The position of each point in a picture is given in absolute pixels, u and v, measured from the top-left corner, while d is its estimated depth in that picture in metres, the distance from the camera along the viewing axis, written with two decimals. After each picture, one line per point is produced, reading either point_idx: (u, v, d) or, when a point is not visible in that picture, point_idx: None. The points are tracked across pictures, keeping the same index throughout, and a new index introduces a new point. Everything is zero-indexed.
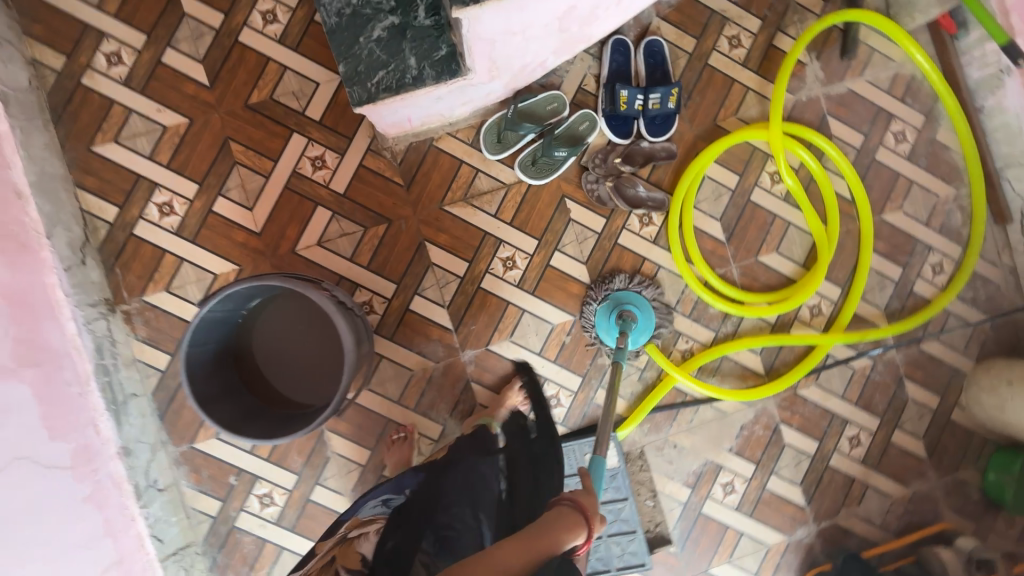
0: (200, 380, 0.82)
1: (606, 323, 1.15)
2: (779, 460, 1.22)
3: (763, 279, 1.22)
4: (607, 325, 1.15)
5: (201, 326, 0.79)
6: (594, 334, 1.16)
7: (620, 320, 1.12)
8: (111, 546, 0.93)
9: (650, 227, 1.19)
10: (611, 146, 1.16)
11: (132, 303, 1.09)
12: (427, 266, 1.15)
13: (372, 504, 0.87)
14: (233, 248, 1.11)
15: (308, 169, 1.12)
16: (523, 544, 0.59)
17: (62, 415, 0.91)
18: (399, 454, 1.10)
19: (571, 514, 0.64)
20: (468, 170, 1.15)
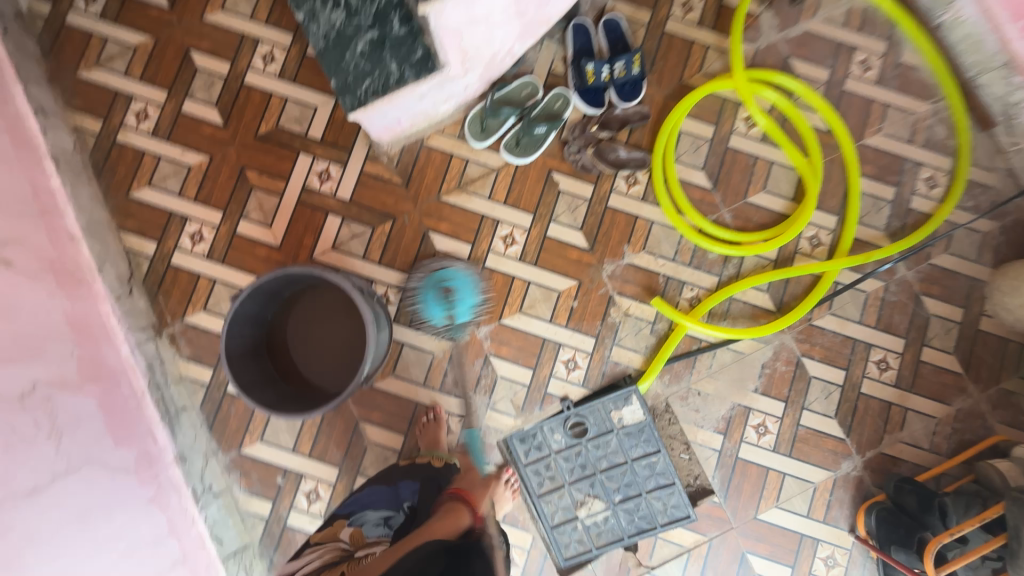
0: (238, 367, 0.90)
1: (433, 307, 1.19)
2: (808, 395, 1.21)
3: (756, 218, 1.25)
4: (433, 306, 1.19)
5: (236, 313, 0.89)
6: (424, 316, 1.20)
7: (443, 297, 1.19)
8: (176, 545, 1.00)
9: (637, 186, 1.25)
10: (587, 118, 1.24)
11: (176, 326, 1.18)
12: (434, 254, 1.23)
13: (375, 523, 0.95)
14: (259, 263, 1.22)
15: (316, 183, 1.24)
16: (424, 530, 0.80)
17: (125, 424, 1.01)
18: (430, 435, 1.14)
19: (459, 504, 0.88)
20: (458, 161, 1.24)
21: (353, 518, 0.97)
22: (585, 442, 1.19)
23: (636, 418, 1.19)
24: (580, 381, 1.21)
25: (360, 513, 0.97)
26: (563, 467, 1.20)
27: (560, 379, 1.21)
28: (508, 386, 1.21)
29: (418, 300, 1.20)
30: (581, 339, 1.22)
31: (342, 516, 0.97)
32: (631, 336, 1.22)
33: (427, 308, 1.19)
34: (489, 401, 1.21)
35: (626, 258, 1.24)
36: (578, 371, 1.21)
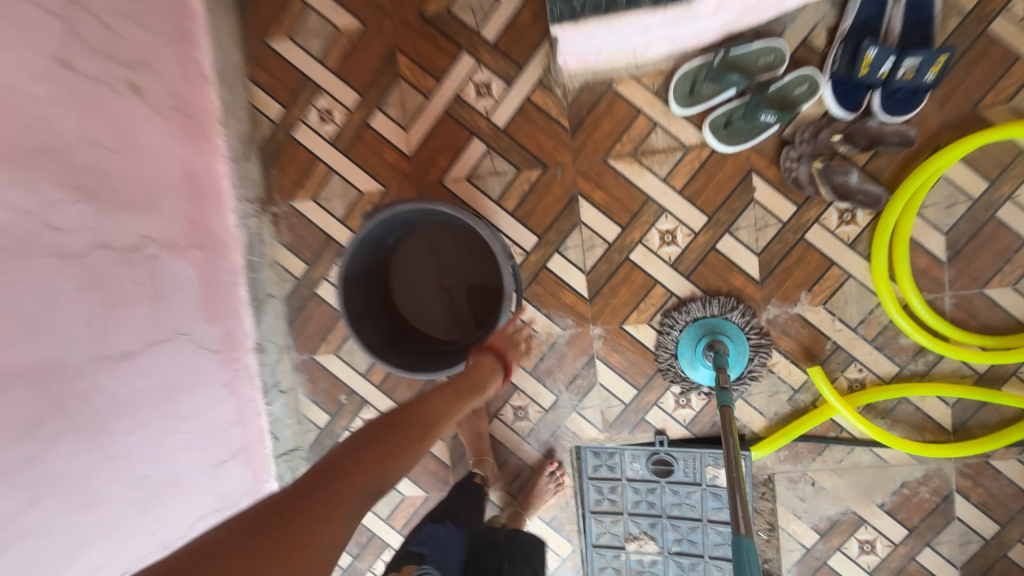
0: (348, 294, 0.84)
1: (693, 360, 1.01)
2: (940, 533, 1.02)
3: (983, 316, 0.97)
4: (698, 358, 1.01)
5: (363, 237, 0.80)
6: (674, 361, 1.03)
7: (710, 351, 0.98)
8: (240, 434, 0.97)
9: (850, 226, 0.98)
10: (828, 120, 0.95)
11: (281, 207, 1.08)
12: (576, 223, 1.03)
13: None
14: (383, 167, 1.07)
15: (472, 95, 1.03)
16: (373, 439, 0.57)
17: (218, 300, 0.94)
18: (470, 426, 1.06)
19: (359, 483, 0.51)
20: (644, 123, 1.00)
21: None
22: (664, 483, 1.07)
23: None
24: (685, 421, 1.06)
25: (422, 564, 0.74)
26: (629, 497, 1.09)
27: (664, 410, 1.06)
28: (603, 396, 1.07)
29: (675, 344, 1.02)
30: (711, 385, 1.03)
31: (411, 561, 0.74)
32: (763, 396, 1.03)
33: (684, 356, 1.02)
34: (577, 403, 1.08)
35: (798, 308, 1.00)
36: (686, 410, 1.05)
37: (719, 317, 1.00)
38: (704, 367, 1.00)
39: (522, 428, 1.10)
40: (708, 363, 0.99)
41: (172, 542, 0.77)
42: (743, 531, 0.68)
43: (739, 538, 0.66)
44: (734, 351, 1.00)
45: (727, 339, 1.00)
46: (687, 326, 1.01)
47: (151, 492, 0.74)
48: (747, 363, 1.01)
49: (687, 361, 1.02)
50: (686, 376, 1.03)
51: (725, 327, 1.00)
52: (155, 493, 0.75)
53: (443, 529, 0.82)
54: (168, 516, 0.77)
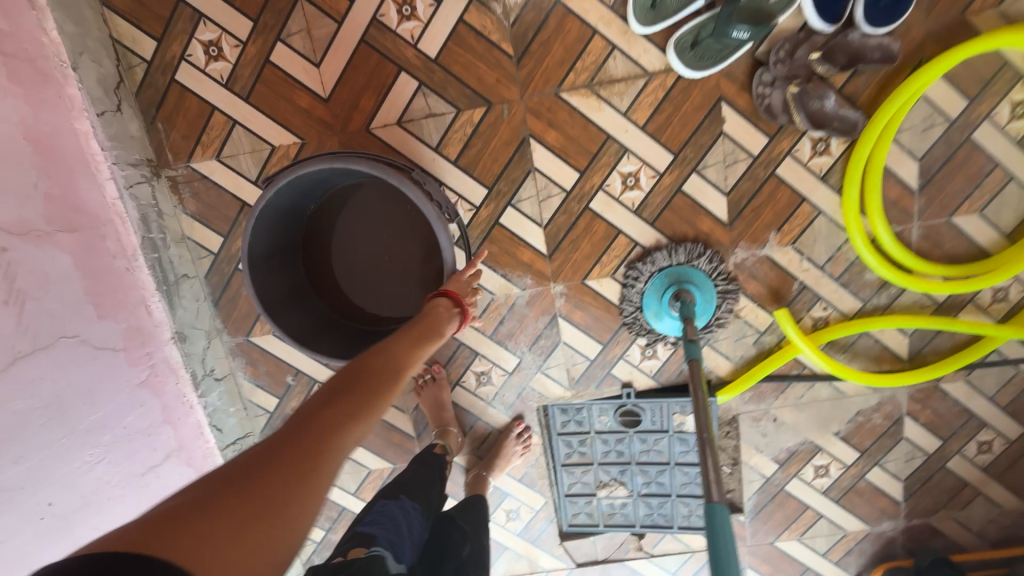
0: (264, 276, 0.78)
1: (659, 310, 0.96)
2: (888, 452, 1.08)
3: (947, 246, 0.95)
4: (665, 309, 0.96)
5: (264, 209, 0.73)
6: (640, 313, 0.97)
7: (676, 302, 0.93)
8: (172, 434, 0.89)
9: (824, 157, 0.90)
10: (806, 35, 0.83)
11: (178, 170, 0.90)
12: (528, 170, 0.91)
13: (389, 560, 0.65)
14: (295, 114, 0.89)
15: (393, 17, 0.84)
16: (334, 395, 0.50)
17: (111, 292, 0.81)
18: (431, 397, 1.02)
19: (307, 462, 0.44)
20: (600, 45, 0.85)
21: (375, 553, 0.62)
22: (633, 433, 1.07)
23: None
24: (652, 373, 1.03)
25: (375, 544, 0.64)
26: (599, 448, 1.09)
27: (630, 364, 1.02)
28: (568, 354, 1.02)
29: (640, 296, 0.96)
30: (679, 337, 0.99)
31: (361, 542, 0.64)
32: (729, 341, 1.01)
33: (650, 307, 0.96)
34: (541, 364, 1.03)
35: (767, 249, 0.95)
36: (653, 361, 1.02)
37: (685, 264, 0.94)
38: (671, 317, 0.96)
39: (486, 393, 1.05)
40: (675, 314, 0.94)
41: None
42: (716, 497, 0.62)
43: (712, 509, 0.59)
44: (701, 298, 0.95)
45: (694, 287, 0.95)
46: (652, 276, 0.95)
47: (61, 517, 0.71)
48: (714, 311, 0.96)
49: (653, 313, 0.97)
50: (653, 327, 0.98)
51: (693, 274, 0.94)
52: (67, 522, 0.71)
53: (398, 506, 0.75)
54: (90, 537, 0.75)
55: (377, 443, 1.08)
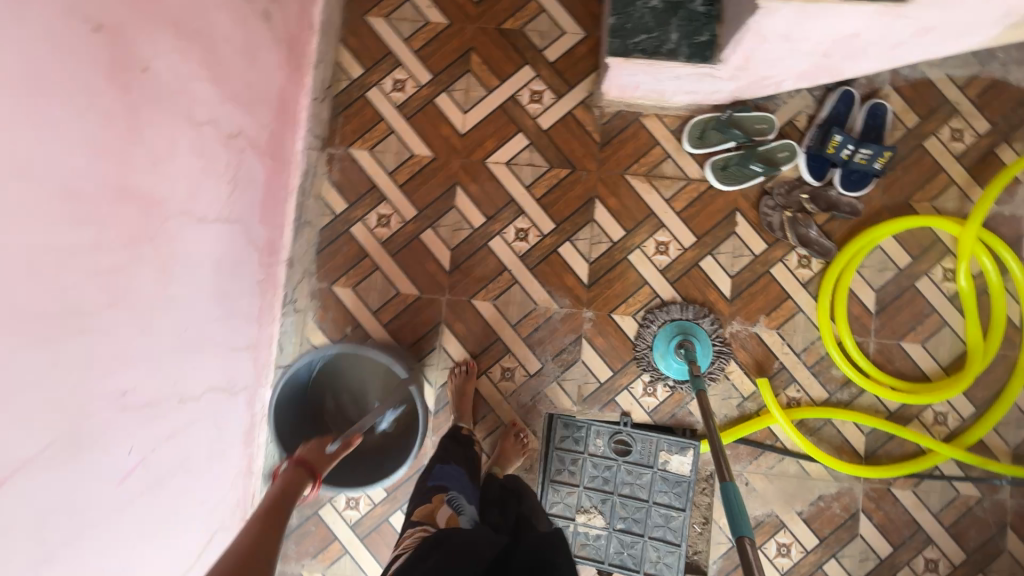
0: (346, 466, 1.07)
1: (665, 355, 1.18)
2: (845, 547, 1.17)
3: (897, 363, 1.18)
4: (670, 355, 1.17)
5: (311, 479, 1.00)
6: (649, 352, 1.19)
7: (681, 348, 1.15)
8: (255, 332, 1.04)
9: (806, 269, 1.20)
10: (800, 183, 1.19)
11: (339, 150, 1.22)
12: (589, 219, 1.21)
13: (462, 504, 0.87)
14: (436, 138, 1.24)
15: (525, 99, 1.23)
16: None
17: (272, 208, 1.05)
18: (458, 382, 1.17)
19: None
20: (658, 152, 1.22)
21: (451, 500, 0.86)
22: (621, 462, 1.19)
23: (680, 470, 1.17)
24: (648, 408, 1.20)
25: (450, 492, 0.88)
26: (587, 471, 1.20)
27: (632, 395, 1.20)
28: (583, 372, 1.20)
29: (651, 338, 1.19)
30: (678, 382, 1.19)
31: (440, 491, 0.88)
32: (717, 397, 1.20)
33: (657, 349, 1.18)
34: (559, 374, 1.21)
35: (756, 328, 1.20)
36: (652, 398, 1.20)
37: (689, 321, 1.18)
38: (674, 362, 1.17)
39: (505, 387, 1.21)
40: (679, 359, 1.16)
41: (188, 396, 0.83)
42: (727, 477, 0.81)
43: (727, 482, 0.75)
44: (700, 352, 1.17)
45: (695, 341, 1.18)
46: (663, 325, 1.19)
47: (186, 344, 0.81)
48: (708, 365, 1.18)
49: (660, 353, 1.18)
50: (657, 368, 1.19)
51: (695, 331, 1.17)
52: (188, 345, 0.82)
53: (453, 469, 0.95)
54: (192, 373, 0.83)
55: None
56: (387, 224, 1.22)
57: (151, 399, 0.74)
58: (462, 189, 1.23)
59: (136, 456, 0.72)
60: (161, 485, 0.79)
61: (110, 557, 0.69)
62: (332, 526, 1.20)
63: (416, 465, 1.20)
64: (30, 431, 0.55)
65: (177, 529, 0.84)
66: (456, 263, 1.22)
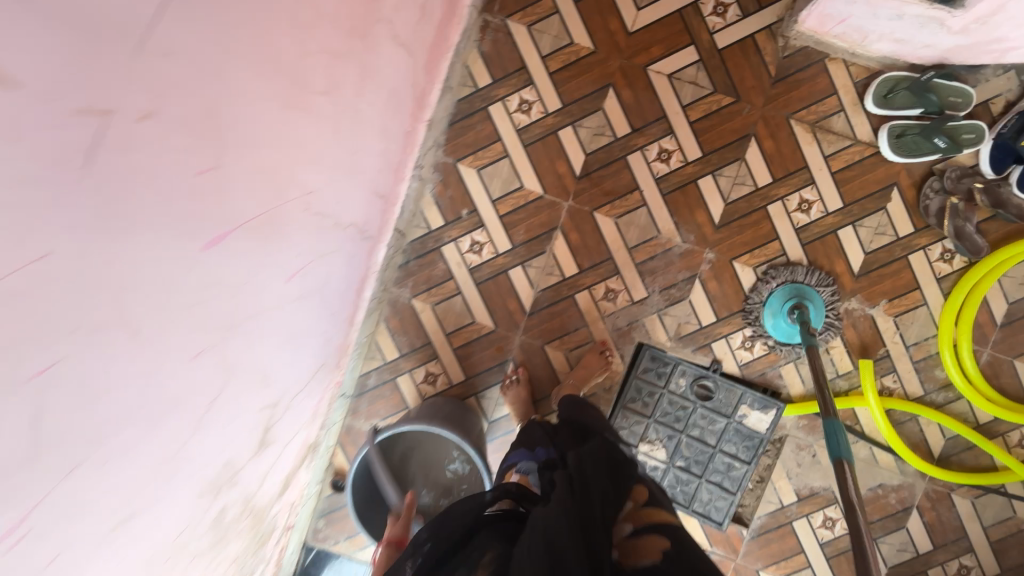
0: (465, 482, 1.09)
1: (776, 315, 1.15)
2: (888, 534, 1.20)
3: (1004, 379, 1.16)
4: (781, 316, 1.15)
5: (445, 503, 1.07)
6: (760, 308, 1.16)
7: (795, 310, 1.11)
8: (391, 185, 1.01)
9: (945, 264, 1.14)
10: (974, 172, 1.10)
11: (496, 18, 1.14)
12: (738, 158, 1.14)
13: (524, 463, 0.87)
14: (600, 30, 1.14)
15: (707, 9, 1.12)
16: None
17: (434, 59, 0.98)
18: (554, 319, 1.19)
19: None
20: (832, 103, 1.12)
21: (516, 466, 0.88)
22: (698, 405, 1.19)
23: (756, 425, 1.18)
24: (740, 361, 1.19)
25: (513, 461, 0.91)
26: (662, 406, 1.21)
27: (728, 344, 1.18)
28: (686, 311, 1.18)
29: (766, 294, 1.15)
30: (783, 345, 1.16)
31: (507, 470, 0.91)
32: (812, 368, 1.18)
33: (768, 308, 1.15)
34: (662, 307, 1.19)
35: (874, 310, 1.16)
36: (747, 353, 1.18)
37: (805, 285, 1.14)
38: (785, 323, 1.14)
39: (604, 307, 1.19)
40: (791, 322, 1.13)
41: (341, 222, 0.82)
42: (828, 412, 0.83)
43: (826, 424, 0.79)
44: (814, 316, 1.14)
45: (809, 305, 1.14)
46: (779, 286, 1.15)
47: (352, 166, 0.78)
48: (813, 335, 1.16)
49: (771, 310, 1.15)
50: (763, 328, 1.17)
51: (811, 295, 1.13)
52: (353, 169, 0.79)
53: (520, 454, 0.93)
54: (347, 201, 0.81)
55: (493, 301, 1.20)
56: (526, 111, 1.15)
57: (320, 210, 0.72)
58: (614, 93, 1.15)
59: (301, 261, 0.72)
60: (307, 298, 0.80)
61: (267, 346, 0.72)
62: (405, 395, 1.22)
63: (500, 359, 1.21)
64: (251, 190, 0.54)
65: (307, 345, 0.88)
66: (588, 170, 1.16)
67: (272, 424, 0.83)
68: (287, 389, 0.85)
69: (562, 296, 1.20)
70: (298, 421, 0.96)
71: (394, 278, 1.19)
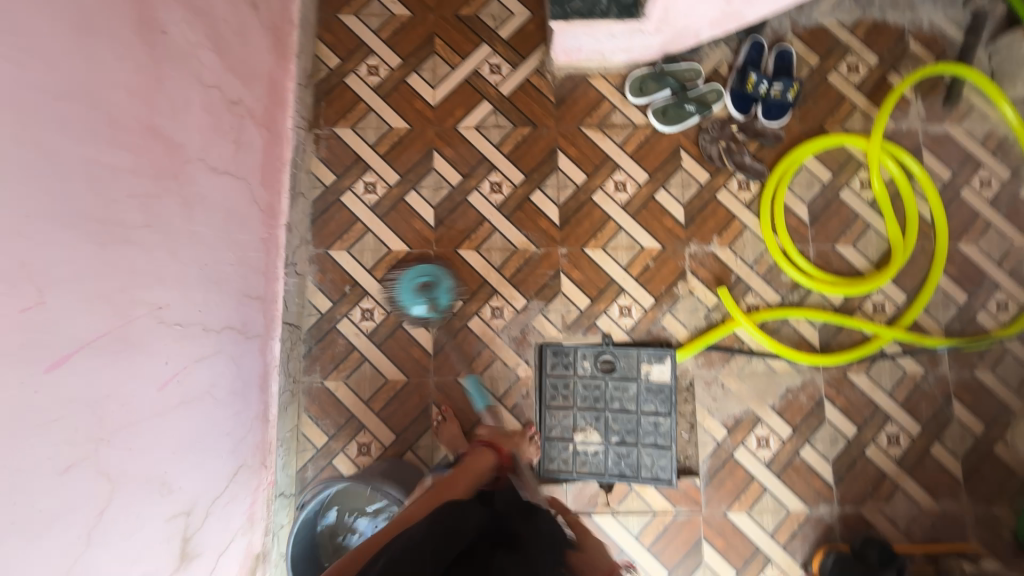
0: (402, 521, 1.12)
1: (406, 292, 1.31)
2: (816, 432, 1.30)
3: (835, 264, 1.35)
4: (409, 297, 1.31)
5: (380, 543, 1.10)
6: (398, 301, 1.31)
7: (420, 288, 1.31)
8: (263, 286, 1.14)
9: (746, 193, 1.37)
10: (730, 119, 1.38)
11: (324, 130, 1.36)
12: (554, 169, 1.37)
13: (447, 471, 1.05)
14: (411, 111, 1.39)
15: (486, 72, 1.41)
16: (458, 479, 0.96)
17: (270, 176, 1.17)
18: None
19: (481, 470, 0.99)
20: (607, 106, 1.39)
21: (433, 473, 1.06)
22: (608, 379, 1.30)
23: (661, 378, 1.29)
24: (626, 328, 1.32)
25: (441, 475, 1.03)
26: (579, 392, 1.30)
27: (610, 318, 1.32)
28: (564, 303, 1.33)
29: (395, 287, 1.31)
30: (424, 321, 1.32)
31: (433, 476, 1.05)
32: (686, 311, 1.33)
33: (403, 289, 1.31)
34: (543, 307, 1.33)
35: (711, 247, 1.35)
36: (629, 319, 1.32)
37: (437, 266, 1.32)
38: (414, 299, 1.31)
39: (496, 324, 1.32)
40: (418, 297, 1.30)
41: (211, 327, 0.93)
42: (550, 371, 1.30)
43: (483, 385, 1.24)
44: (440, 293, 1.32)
45: (438, 284, 1.32)
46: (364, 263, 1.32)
47: (207, 278, 0.91)
48: (671, 284, 1.34)
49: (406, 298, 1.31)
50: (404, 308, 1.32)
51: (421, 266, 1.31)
52: (209, 279, 0.92)
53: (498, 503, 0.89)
54: (212, 306, 0.93)
55: (398, 355, 1.30)
56: (373, 191, 1.35)
57: (182, 320, 0.84)
58: (438, 154, 1.37)
59: (172, 368, 0.82)
60: (194, 403, 0.88)
61: (156, 455, 0.78)
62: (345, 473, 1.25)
63: (422, 406, 1.29)
64: (86, 315, 0.65)
65: (213, 449, 0.93)
66: (440, 218, 1.35)
67: (191, 535, 0.86)
68: (201, 495, 0.89)
69: (455, 329, 1.32)
70: (228, 529, 0.98)
71: (302, 368, 1.28)
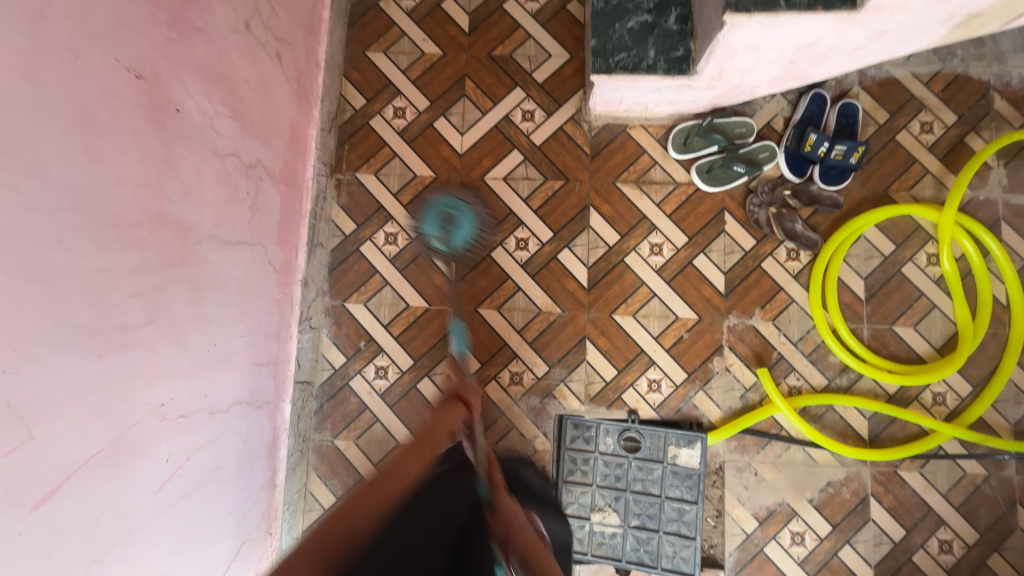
0: None
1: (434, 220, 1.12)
2: (858, 531, 1.18)
3: (892, 347, 1.22)
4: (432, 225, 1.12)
5: None
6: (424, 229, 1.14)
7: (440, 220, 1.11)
8: (275, 348, 1.10)
9: (795, 262, 1.25)
10: (782, 181, 1.26)
11: (346, 175, 1.31)
12: (585, 226, 1.28)
13: None
14: (437, 158, 1.31)
15: (518, 117, 1.32)
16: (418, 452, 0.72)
17: (288, 232, 1.13)
18: None
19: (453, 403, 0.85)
20: (646, 160, 1.29)
21: None
22: (631, 459, 1.21)
23: (689, 463, 1.19)
24: (654, 404, 1.23)
25: None
26: (599, 469, 1.21)
27: (637, 392, 1.24)
28: (588, 372, 1.25)
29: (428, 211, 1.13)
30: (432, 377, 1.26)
31: None
32: (720, 390, 1.23)
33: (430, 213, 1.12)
34: (565, 376, 1.25)
35: (752, 320, 1.24)
36: (657, 395, 1.23)
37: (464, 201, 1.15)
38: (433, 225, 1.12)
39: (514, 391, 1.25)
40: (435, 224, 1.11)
41: (217, 407, 0.89)
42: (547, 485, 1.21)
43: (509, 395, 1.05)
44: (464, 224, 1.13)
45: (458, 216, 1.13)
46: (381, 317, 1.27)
47: (214, 358, 0.87)
48: (706, 359, 1.24)
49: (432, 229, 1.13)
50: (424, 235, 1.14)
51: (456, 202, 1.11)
52: (216, 358, 0.87)
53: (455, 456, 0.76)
54: (220, 386, 0.89)
55: (411, 418, 1.24)
56: (394, 242, 1.29)
57: (187, 411, 0.80)
58: None
59: (173, 463, 0.78)
60: (195, 493, 0.83)
61: (151, 561, 0.73)
62: None
63: None
64: (78, 437, 0.60)
65: (214, 532, 0.90)
66: (461, 274, 1.28)
67: None
68: None
69: None
70: None
71: (312, 425, 1.24)
